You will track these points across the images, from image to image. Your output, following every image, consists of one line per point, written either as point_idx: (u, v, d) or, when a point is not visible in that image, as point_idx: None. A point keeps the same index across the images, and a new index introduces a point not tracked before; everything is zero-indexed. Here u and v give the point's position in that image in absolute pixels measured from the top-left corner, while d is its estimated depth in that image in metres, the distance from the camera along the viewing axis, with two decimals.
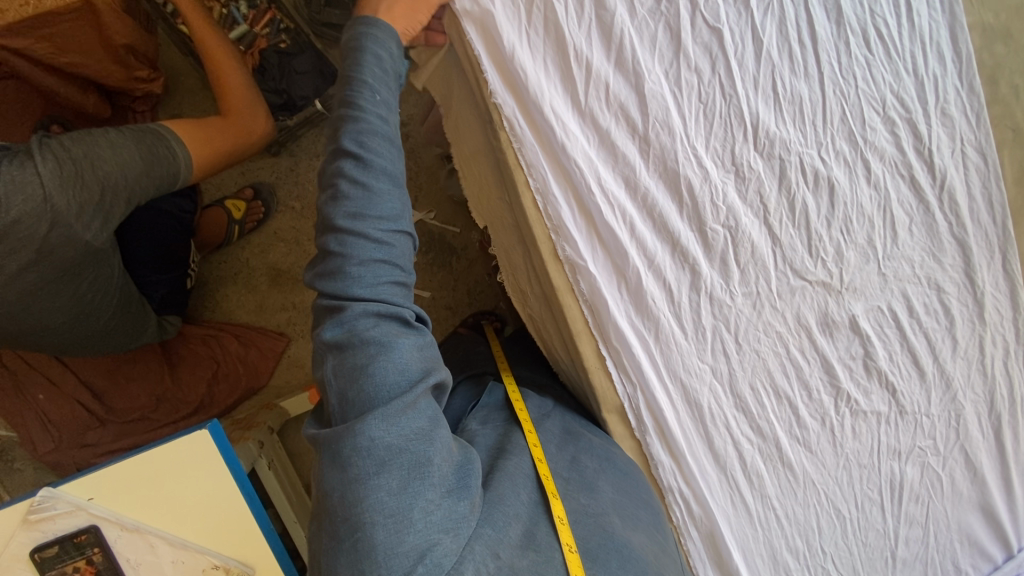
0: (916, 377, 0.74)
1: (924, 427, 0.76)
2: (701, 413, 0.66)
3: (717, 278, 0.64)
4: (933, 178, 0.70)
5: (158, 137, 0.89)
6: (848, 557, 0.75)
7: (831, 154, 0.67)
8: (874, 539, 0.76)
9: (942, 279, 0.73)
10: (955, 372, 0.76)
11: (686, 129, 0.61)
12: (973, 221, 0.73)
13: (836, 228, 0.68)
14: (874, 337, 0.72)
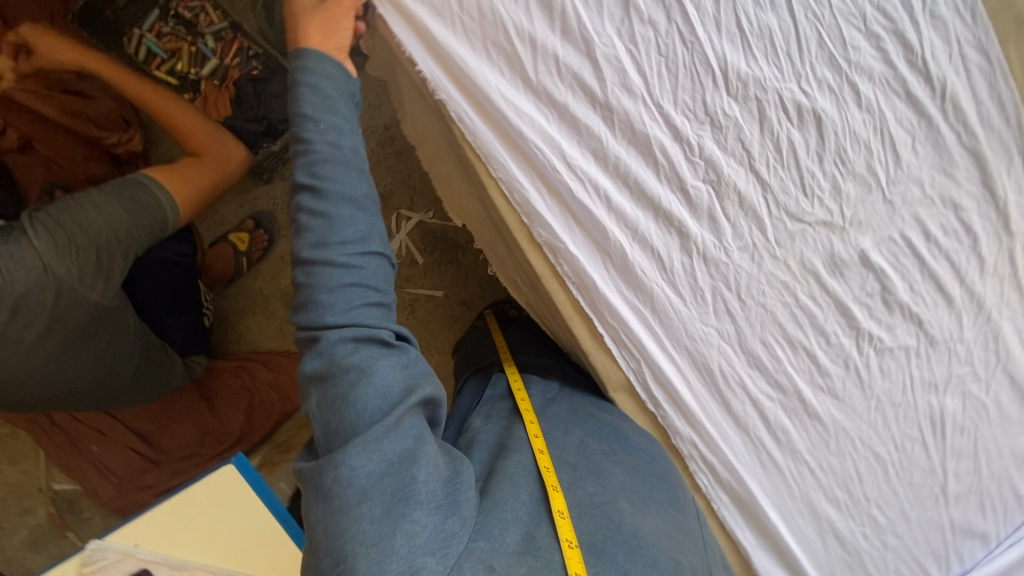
0: (943, 303, 0.70)
1: (959, 354, 0.71)
2: (714, 377, 0.64)
3: (709, 236, 0.61)
4: (933, 88, 0.65)
5: (140, 187, 0.90)
6: (894, 501, 0.72)
7: (813, 84, 0.62)
8: (920, 479, 0.72)
9: (958, 195, 0.68)
10: (986, 292, 0.71)
11: (649, 88, 0.57)
12: (985, 127, 0.67)
13: (829, 161, 0.64)
14: (890, 269, 0.67)
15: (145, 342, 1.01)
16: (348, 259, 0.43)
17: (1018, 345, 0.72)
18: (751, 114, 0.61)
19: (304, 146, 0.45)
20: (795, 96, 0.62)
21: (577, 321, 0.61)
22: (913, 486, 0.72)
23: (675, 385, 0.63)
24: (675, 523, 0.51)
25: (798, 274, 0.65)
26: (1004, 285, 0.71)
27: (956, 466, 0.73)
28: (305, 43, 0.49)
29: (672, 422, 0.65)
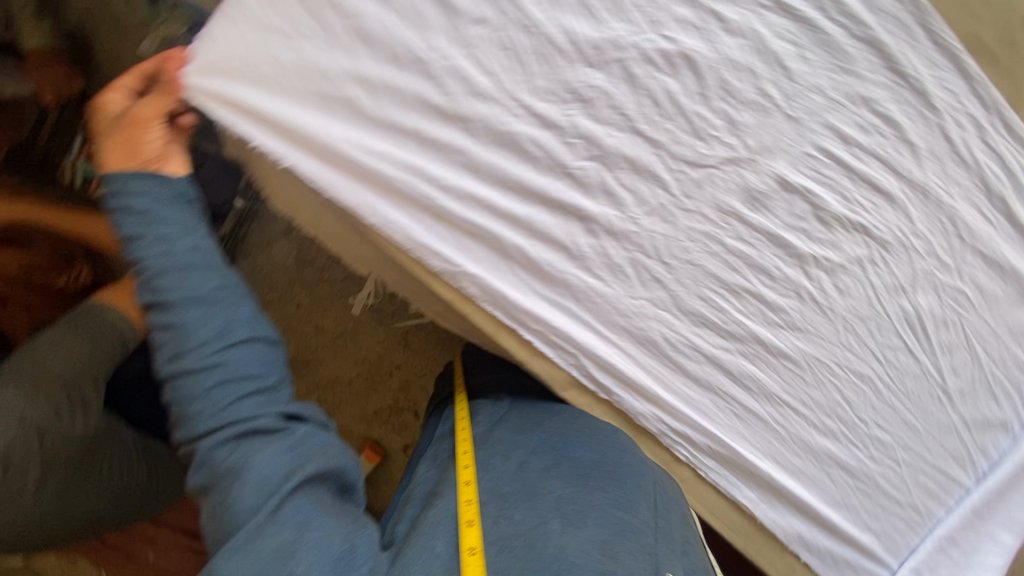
0: (885, 203, 0.66)
1: (918, 249, 0.67)
2: (660, 348, 0.62)
3: (610, 211, 0.59)
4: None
5: (92, 315, 0.94)
6: (896, 416, 0.69)
7: (673, 23, 0.59)
8: (917, 385, 0.69)
9: (867, 89, 0.64)
10: (929, 178, 0.66)
11: (499, 86, 0.56)
12: (875, 9, 0.63)
13: (715, 99, 0.61)
14: (815, 185, 0.64)
15: (150, 453, 1.00)
16: (208, 360, 0.45)
17: (978, 220, 0.68)
18: (615, 76, 0.58)
19: (138, 267, 0.47)
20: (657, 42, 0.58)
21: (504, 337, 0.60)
22: (912, 396, 0.69)
23: (622, 365, 0.61)
24: (615, 524, 0.52)
25: (717, 219, 0.62)
26: (945, 163, 0.66)
27: (951, 362, 0.69)
28: (111, 166, 0.50)
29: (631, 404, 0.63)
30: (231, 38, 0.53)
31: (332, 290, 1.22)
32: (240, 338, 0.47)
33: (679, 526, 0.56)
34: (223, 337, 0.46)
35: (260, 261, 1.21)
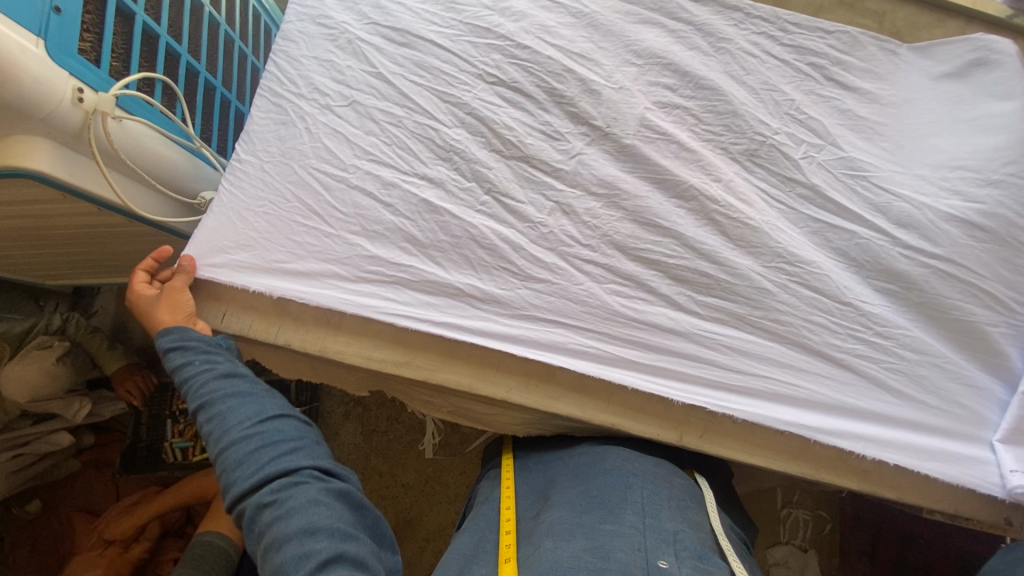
0: (711, 143, 0.78)
1: (730, 186, 0.76)
2: (492, 293, 0.72)
3: (433, 223, 0.74)
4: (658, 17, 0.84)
5: (198, 542, 1.00)
6: (821, 316, 0.72)
7: (455, 159, 0.77)
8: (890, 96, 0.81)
9: (612, 74, 0.80)
10: (727, 170, 0.77)
11: (417, 178, 0.76)
12: (620, 39, 0.82)
13: (479, 130, 0.78)
14: (625, 173, 0.77)
15: None
16: (255, 476, 0.56)
17: (749, 217, 0.74)
18: (434, 205, 0.74)
19: None
20: (470, 157, 0.77)
21: (485, 386, 0.72)
22: (809, 380, 0.70)
23: (575, 318, 0.71)
24: (604, 535, 0.60)
25: (548, 227, 0.75)
26: (676, 109, 0.79)
27: (752, 296, 0.72)
28: (160, 329, 0.67)
29: (805, 280, 0.72)
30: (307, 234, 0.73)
31: (403, 444, 1.49)
32: (310, 483, 0.57)
33: (667, 518, 0.64)
34: (268, 458, 0.57)
35: (335, 447, 1.46)
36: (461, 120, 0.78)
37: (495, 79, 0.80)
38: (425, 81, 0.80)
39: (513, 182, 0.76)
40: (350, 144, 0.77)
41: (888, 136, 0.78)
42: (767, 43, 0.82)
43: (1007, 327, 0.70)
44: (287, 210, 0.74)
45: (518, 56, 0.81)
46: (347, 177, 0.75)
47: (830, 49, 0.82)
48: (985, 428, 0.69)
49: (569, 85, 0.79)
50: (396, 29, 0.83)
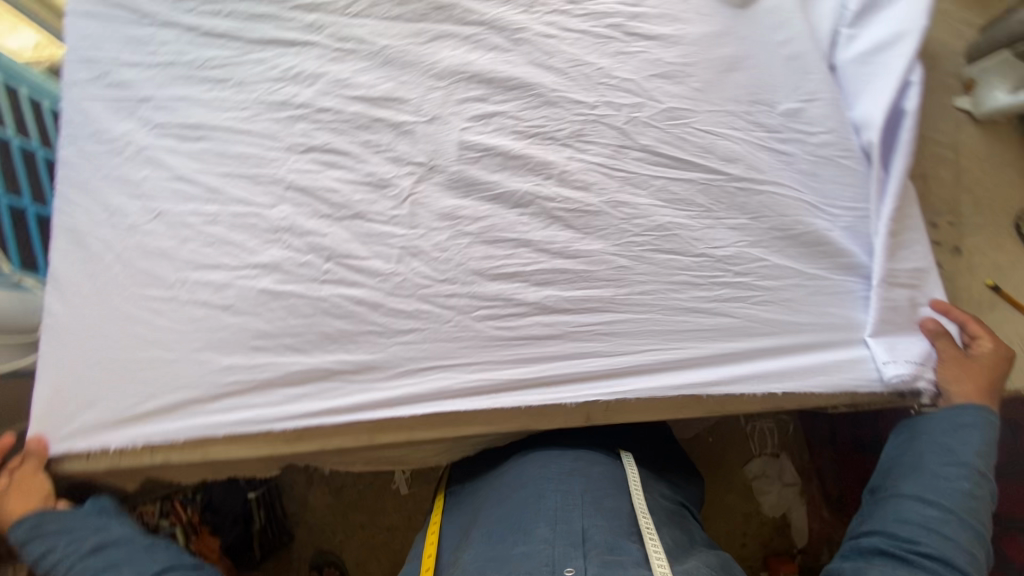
0: (537, 141, 0.77)
1: (565, 180, 0.76)
2: (365, 365, 0.69)
3: (283, 311, 0.71)
4: (452, 29, 0.79)
5: None
6: (682, 274, 0.74)
7: (286, 238, 0.72)
8: (688, 35, 0.81)
9: (421, 99, 0.77)
10: (560, 160, 0.76)
11: (252, 268, 0.72)
12: (419, 67, 0.78)
13: (301, 195, 0.74)
14: (462, 196, 0.75)
15: None
16: None
17: (588, 204, 0.76)
18: (278, 291, 0.71)
19: None
20: (300, 230, 0.73)
21: (386, 434, 0.70)
22: (685, 341, 0.73)
23: (455, 356, 0.70)
24: (515, 561, 0.66)
25: (400, 274, 0.72)
26: (492, 118, 0.77)
27: (615, 276, 0.74)
28: (14, 521, 0.65)
29: (654, 254, 0.75)
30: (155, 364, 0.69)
31: (374, 492, 1.40)
32: None
33: (578, 519, 0.71)
34: None
35: (308, 516, 1.39)
36: (282, 197, 0.74)
37: (307, 147, 0.75)
38: (231, 169, 0.74)
39: (352, 241, 0.73)
40: (166, 257, 0.72)
41: (701, 81, 0.79)
42: (561, 19, 0.81)
43: (841, 230, 0.75)
44: (123, 348, 0.69)
45: (324, 119, 0.76)
46: (175, 294, 0.71)
47: (621, 7, 0.81)
48: (857, 328, 0.72)
49: (381, 133, 0.76)
50: (177, 114, 0.75)
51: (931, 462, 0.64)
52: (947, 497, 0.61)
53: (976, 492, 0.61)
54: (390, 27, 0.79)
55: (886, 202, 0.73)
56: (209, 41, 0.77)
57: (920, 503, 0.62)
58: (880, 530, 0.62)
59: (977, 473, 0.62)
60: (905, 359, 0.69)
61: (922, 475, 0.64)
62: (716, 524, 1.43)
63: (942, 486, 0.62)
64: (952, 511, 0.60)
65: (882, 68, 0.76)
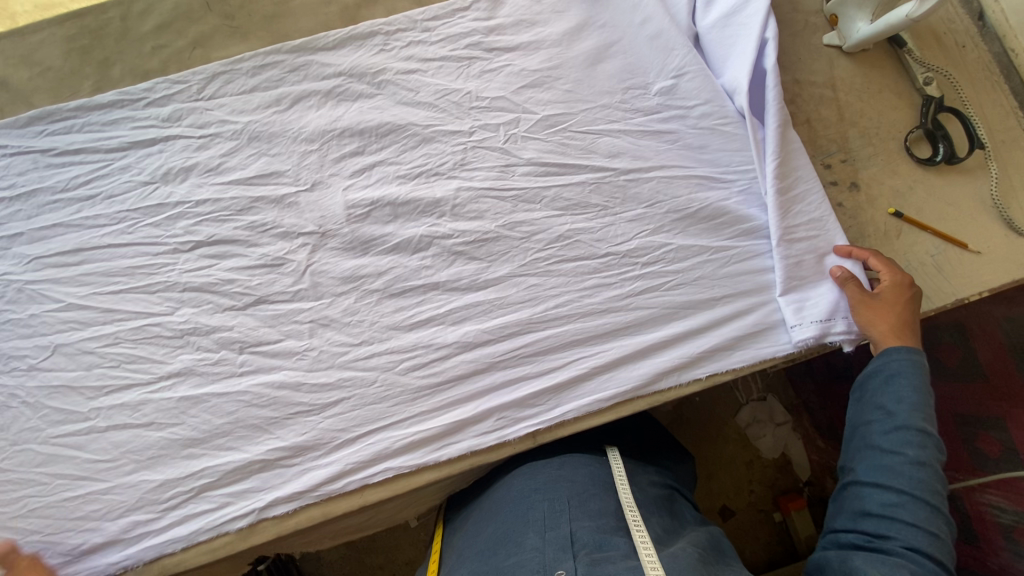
0: (422, 180, 0.76)
1: (458, 213, 0.75)
2: (301, 447, 0.70)
3: (207, 413, 0.70)
4: (311, 88, 0.78)
5: None
6: (592, 278, 0.74)
7: (194, 340, 0.72)
8: (548, 37, 0.80)
9: (296, 167, 0.76)
10: (449, 192, 0.75)
11: (166, 378, 0.71)
12: (287, 136, 0.76)
13: (200, 293, 0.73)
14: (360, 255, 0.74)
15: None
16: None
17: (486, 232, 0.75)
18: (196, 396, 0.70)
19: None
20: (206, 329, 0.72)
21: (342, 501, 0.69)
22: (610, 344, 0.73)
23: (387, 416, 0.70)
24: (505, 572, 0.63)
25: (315, 348, 0.72)
26: (373, 168, 0.76)
27: (528, 296, 0.74)
28: None
29: (563, 266, 0.75)
30: (91, 498, 0.68)
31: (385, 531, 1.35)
32: None
33: (566, 523, 0.68)
34: None
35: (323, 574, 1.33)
36: (181, 300, 0.72)
37: (193, 245, 0.74)
38: (122, 284, 0.73)
39: (260, 327, 0.72)
40: (77, 389, 0.71)
41: (571, 80, 0.78)
42: (419, 50, 0.79)
43: (737, 196, 0.76)
44: (53, 490, 0.69)
45: (204, 211, 0.74)
46: (92, 424, 0.70)
47: (476, 24, 0.80)
48: (770, 289, 0.74)
49: (265, 211, 0.75)
50: (53, 241, 0.73)
51: (875, 435, 0.65)
52: (898, 478, 0.61)
53: (922, 458, 0.61)
54: (249, 101, 0.77)
55: (769, 158, 0.72)
56: (66, 161, 0.75)
57: (878, 490, 0.62)
58: (852, 527, 0.62)
59: (918, 433, 0.62)
60: (811, 319, 0.71)
61: (872, 456, 0.64)
62: (721, 480, 1.43)
63: (891, 465, 0.62)
64: (908, 492, 0.60)
65: (741, 28, 0.74)
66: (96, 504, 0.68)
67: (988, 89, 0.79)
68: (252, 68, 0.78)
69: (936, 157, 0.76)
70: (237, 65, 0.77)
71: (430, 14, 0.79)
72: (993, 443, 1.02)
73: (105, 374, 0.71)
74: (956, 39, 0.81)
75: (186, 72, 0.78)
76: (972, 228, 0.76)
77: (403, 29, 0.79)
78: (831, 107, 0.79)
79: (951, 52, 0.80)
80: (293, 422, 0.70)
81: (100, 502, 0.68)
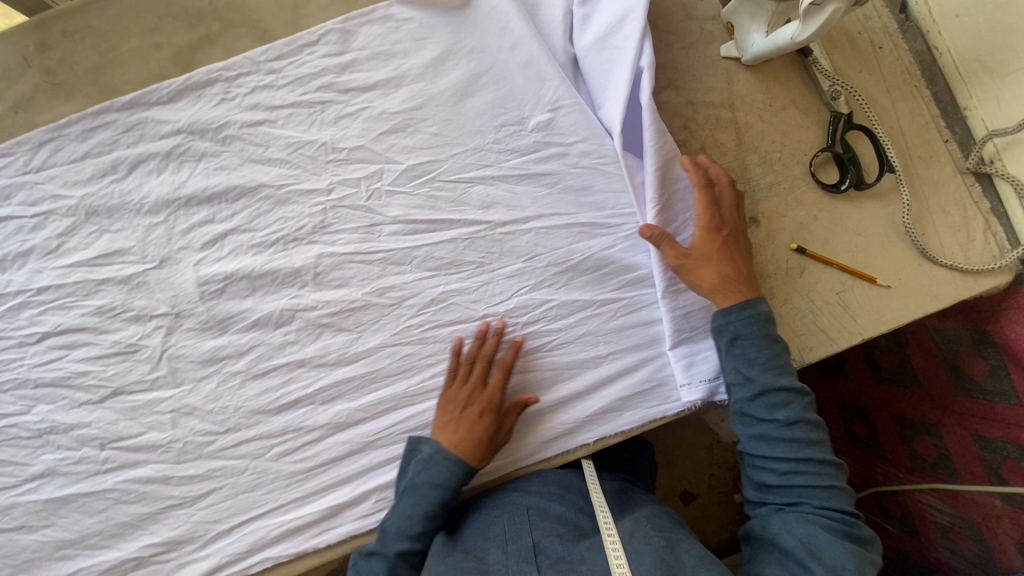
0: (279, 248, 0.69)
1: (321, 281, 0.69)
2: (175, 540, 0.68)
3: (75, 513, 0.68)
4: (149, 150, 0.69)
5: None
6: (471, 342, 0.69)
7: (53, 439, 0.68)
8: (410, 70, 0.70)
9: (142, 242, 0.69)
10: (309, 259, 0.69)
11: (29, 480, 0.68)
12: (129, 208, 0.69)
13: (54, 388, 0.69)
14: (219, 335, 0.69)
15: None
16: None
17: (353, 300, 0.69)
18: (62, 497, 0.68)
19: None
20: (64, 427, 0.68)
21: None
22: None
23: (260, 505, 0.68)
24: None
25: (180, 439, 0.68)
26: (224, 238, 0.69)
27: (403, 366, 0.69)
28: None
29: (437, 331, 0.69)
30: None
31: None
32: None
33: (528, 532, 0.60)
34: None
35: None
36: (35, 398, 0.69)
37: (40, 336, 0.69)
38: None
39: (120, 421, 0.68)
40: None
41: (437, 120, 0.70)
42: (265, 97, 0.70)
43: (623, 242, 0.69)
44: None
45: (47, 300, 0.69)
46: None
47: (327, 61, 0.70)
48: (659, 342, 0.69)
49: (112, 294, 0.69)
50: None
51: (744, 403, 0.61)
52: (781, 445, 0.59)
53: (793, 417, 0.59)
54: (82, 170, 0.70)
55: (648, 206, 0.65)
56: None
57: (770, 462, 0.59)
58: (761, 496, 0.60)
59: (779, 392, 0.59)
60: (699, 379, 0.67)
61: (749, 425, 0.61)
62: (682, 465, 1.25)
63: (771, 435, 0.59)
64: (795, 454, 0.59)
65: (618, 53, 0.65)
66: None
67: (906, 97, 0.70)
68: (79, 132, 0.69)
69: (842, 184, 0.68)
70: (64, 130, 0.69)
71: (274, 53, 0.70)
72: (927, 446, 0.97)
73: None
74: (873, 38, 0.71)
75: (9, 141, 0.70)
76: (881, 258, 0.69)
77: (245, 72, 0.70)
78: (729, 131, 0.70)
79: (866, 56, 0.70)
80: (165, 516, 0.68)
81: None
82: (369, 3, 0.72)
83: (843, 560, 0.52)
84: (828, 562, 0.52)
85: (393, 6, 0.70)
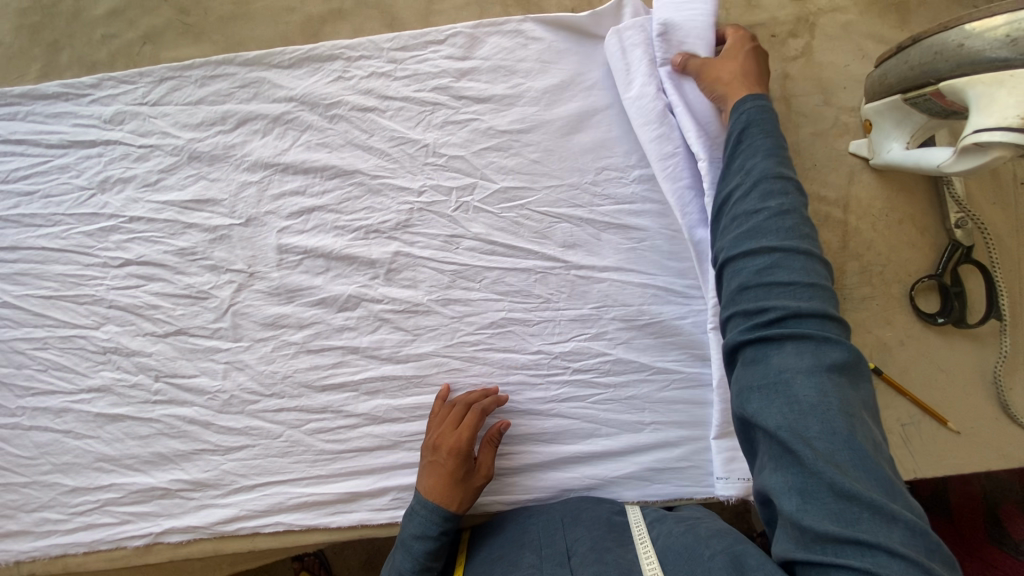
0: (359, 235, 0.70)
1: (391, 277, 0.70)
2: (203, 481, 0.71)
3: (120, 432, 0.72)
4: (259, 110, 0.71)
5: None
6: (517, 374, 0.70)
7: (115, 359, 0.72)
8: (526, 92, 0.69)
9: (233, 196, 0.71)
10: (385, 253, 0.70)
11: (86, 391, 0.72)
12: (229, 161, 0.71)
13: (124, 313, 0.72)
14: (284, 303, 0.71)
15: None
16: None
17: (417, 303, 0.70)
18: (112, 415, 0.72)
19: None
20: (127, 351, 0.72)
21: (229, 541, 0.71)
22: (519, 443, 0.70)
23: (286, 472, 0.71)
24: None
25: (227, 391, 0.71)
26: (310, 212, 0.71)
27: (448, 380, 0.70)
28: None
29: (487, 354, 0.70)
30: (10, 488, 0.73)
31: None
32: None
33: (561, 539, 0.58)
34: None
35: None
36: (106, 317, 0.72)
37: (123, 262, 0.72)
38: (53, 290, 0.73)
39: (177, 359, 0.72)
40: (6, 385, 0.73)
41: (541, 147, 0.69)
42: (380, 84, 0.70)
43: (696, 315, 0.68)
44: None
45: (137, 229, 0.72)
46: (17, 421, 0.73)
47: (448, 63, 0.70)
48: (704, 425, 0.68)
49: (195, 239, 0.72)
50: None
51: (738, 202, 0.53)
52: (767, 236, 0.50)
53: (786, 207, 0.50)
54: (194, 114, 0.71)
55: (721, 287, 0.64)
56: (7, 150, 0.73)
57: (749, 258, 0.50)
58: (732, 316, 0.50)
59: (777, 180, 0.51)
60: (738, 476, 0.65)
61: (740, 226, 0.52)
62: None
63: (759, 226, 0.50)
64: (779, 247, 0.49)
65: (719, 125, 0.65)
66: (15, 494, 0.73)
67: None
68: (199, 76, 0.71)
69: (940, 316, 0.65)
70: (186, 72, 0.71)
71: (399, 43, 0.70)
72: None
73: (31, 376, 0.73)
74: (1017, 171, 0.66)
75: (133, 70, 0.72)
76: (959, 402, 0.65)
77: (367, 55, 0.70)
78: (836, 229, 0.67)
79: (1005, 188, 0.66)
80: (198, 458, 0.72)
81: (19, 493, 0.73)
82: (502, 14, 0.72)
83: (829, 422, 0.41)
84: (814, 434, 0.41)
85: (524, 24, 0.69)
